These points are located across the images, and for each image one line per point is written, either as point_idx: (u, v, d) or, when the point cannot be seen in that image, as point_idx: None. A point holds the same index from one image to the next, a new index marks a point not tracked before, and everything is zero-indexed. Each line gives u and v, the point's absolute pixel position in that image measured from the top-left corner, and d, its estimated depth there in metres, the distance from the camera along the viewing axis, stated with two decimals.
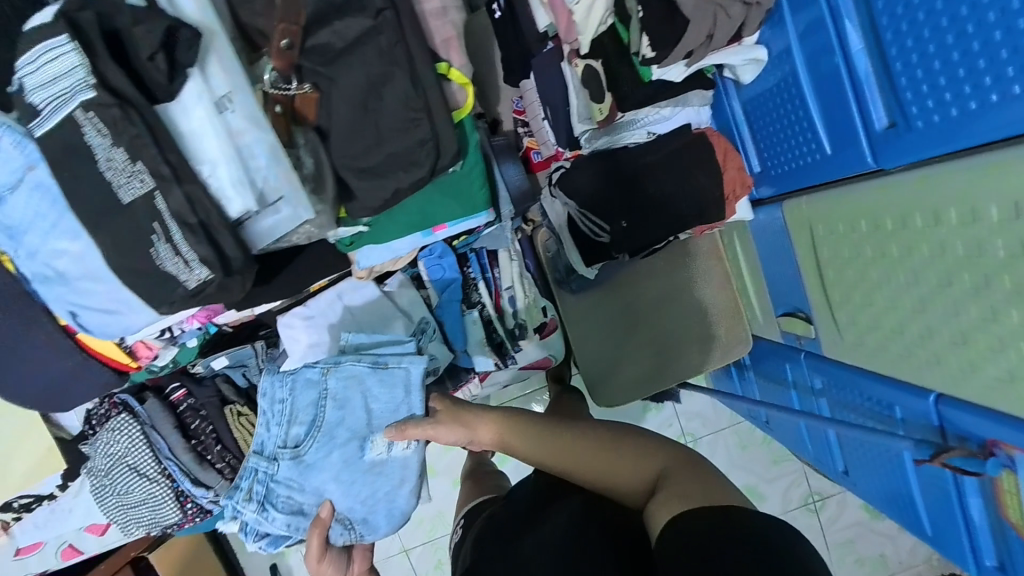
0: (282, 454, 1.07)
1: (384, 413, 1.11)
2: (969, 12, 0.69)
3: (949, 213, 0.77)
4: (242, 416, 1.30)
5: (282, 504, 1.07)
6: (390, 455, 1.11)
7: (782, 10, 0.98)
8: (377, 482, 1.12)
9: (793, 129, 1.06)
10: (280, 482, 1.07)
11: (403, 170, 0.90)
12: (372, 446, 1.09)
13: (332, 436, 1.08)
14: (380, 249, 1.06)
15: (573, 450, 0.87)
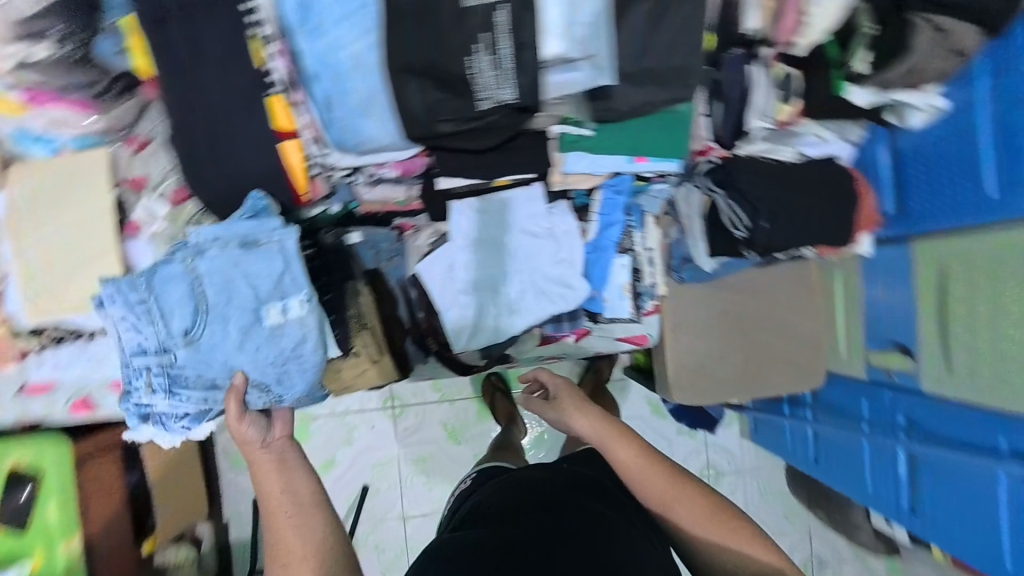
0: (162, 354, 0.97)
1: (269, 282, 1.00)
2: None
3: None
4: (363, 297, 1.26)
5: (192, 381, 0.99)
6: (287, 319, 1.02)
7: (976, 70, 1.16)
8: (278, 346, 1.02)
9: (952, 177, 1.26)
10: (176, 368, 0.97)
11: (661, 85, 0.96)
12: (267, 314, 1.01)
13: (221, 314, 0.98)
14: (585, 161, 1.10)
15: (692, 496, 1.11)
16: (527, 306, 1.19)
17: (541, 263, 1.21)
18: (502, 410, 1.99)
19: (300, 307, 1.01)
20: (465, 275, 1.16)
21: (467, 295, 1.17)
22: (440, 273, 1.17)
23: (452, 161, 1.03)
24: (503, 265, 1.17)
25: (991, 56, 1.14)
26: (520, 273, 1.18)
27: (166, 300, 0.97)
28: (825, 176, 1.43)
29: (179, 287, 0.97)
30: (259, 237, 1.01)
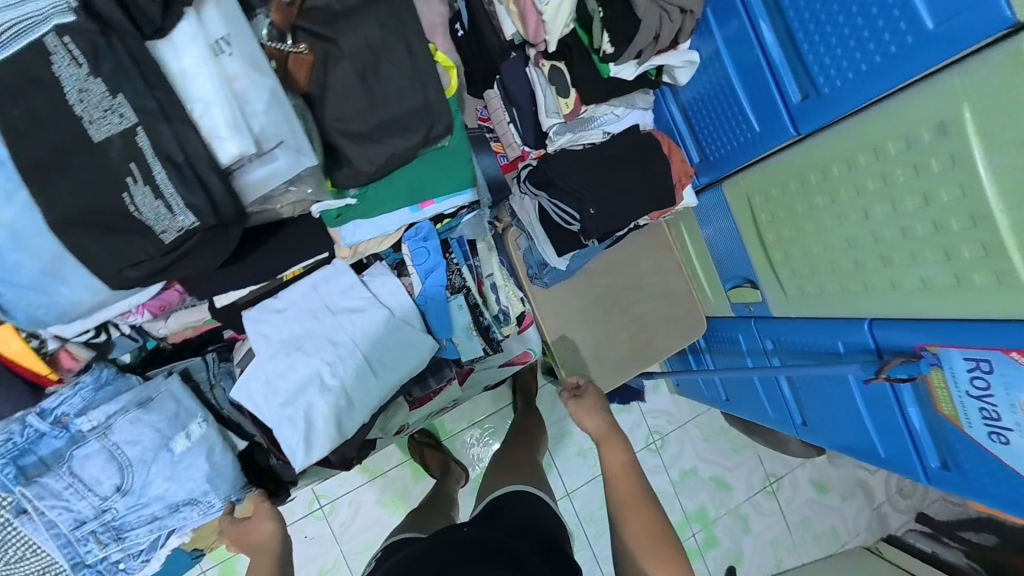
0: (64, 513, 0.96)
1: (166, 422, 1.05)
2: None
3: (860, 157, 0.97)
4: None
5: (136, 521, 1.01)
6: (193, 438, 1.07)
7: (708, 20, 1.20)
8: (184, 471, 1.05)
9: (727, 118, 1.27)
10: (86, 521, 0.97)
11: (401, 133, 0.92)
12: (178, 441, 1.05)
13: (145, 458, 1.02)
14: (368, 225, 1.02)
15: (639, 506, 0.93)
16: (370, 388, 1.12)
17: (368, 339, 1.13)
18: (435, 461, 1.94)
19: (204, 428, 1.08)
20: (288, 381, 1.05)
21: (304, 402, 1.06)
22: (262, 387, 1.05)
23: (213, 280, 0.92)
24: (328, 357, 1.09)
25: (714, 5, 1.17)
26: (353, 356, 1.11)
27: (76, 465, 0.98)
28: (631, 148, 1.47)
29: (98, 453, 0.99)
30: (147, 401, 1.05)
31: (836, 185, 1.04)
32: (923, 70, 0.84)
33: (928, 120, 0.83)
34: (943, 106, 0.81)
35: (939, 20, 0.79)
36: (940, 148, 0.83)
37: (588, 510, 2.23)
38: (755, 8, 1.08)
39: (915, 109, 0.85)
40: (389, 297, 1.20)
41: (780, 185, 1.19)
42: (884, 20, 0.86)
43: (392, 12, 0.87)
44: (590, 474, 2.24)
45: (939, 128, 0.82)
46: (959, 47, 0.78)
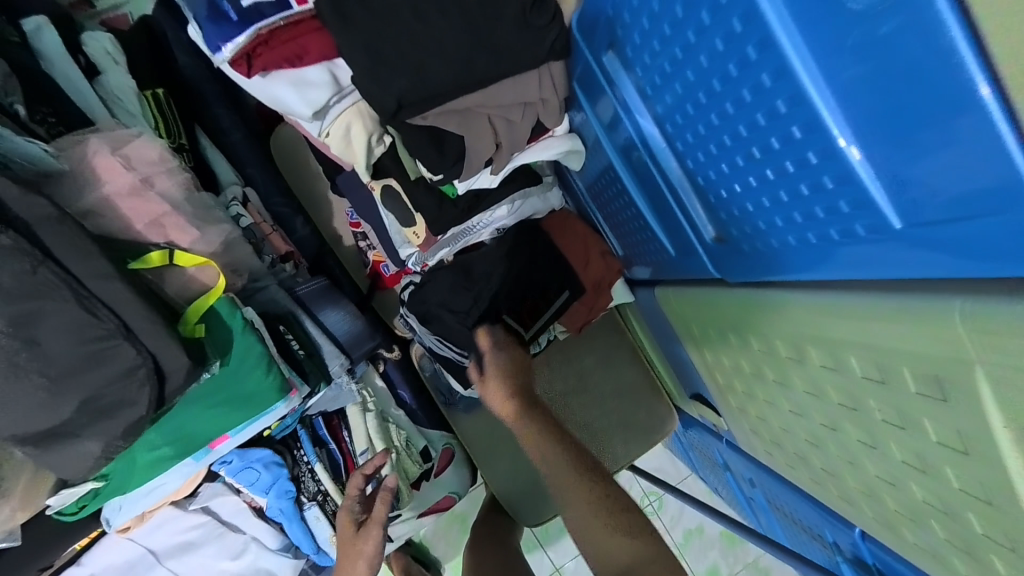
0: None
1: None
2: (751, 132, 0.49)
3: (811, 353, 0.59)
4: None
5: None
6: None
7: (578, 96, 0.80)
8: None
9: (636, 221, 0.89)
10: None
11: (108, 417, 0.65)
12: None
13: None
14: (138, 493, 0.80)
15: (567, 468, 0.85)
16: None
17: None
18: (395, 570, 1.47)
19: None
20: None
21: None
22: None
23: None
24: None
25: (579, 76, 0.76)
26: None
27: None
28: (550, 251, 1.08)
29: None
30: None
31: (783, 371, 0.66)
32: (894, 274, 0.45)
33: (907, 360, 0.45)
34: (926, 353, 0.43)
35: (909, 218, 0.38)
36: (937, 411, 0.45)
37: None
38: (626, 98, 0.67)
39: (877, 330, 0.47)
40: (234, 513, 0.98)
41: (712, 330, 0.81)
42: (810, 184, 0.46)
43: (26, 270, 0.59)
44: None
45: (927, 381, 0.44)
46: (953, 272, 0.39)
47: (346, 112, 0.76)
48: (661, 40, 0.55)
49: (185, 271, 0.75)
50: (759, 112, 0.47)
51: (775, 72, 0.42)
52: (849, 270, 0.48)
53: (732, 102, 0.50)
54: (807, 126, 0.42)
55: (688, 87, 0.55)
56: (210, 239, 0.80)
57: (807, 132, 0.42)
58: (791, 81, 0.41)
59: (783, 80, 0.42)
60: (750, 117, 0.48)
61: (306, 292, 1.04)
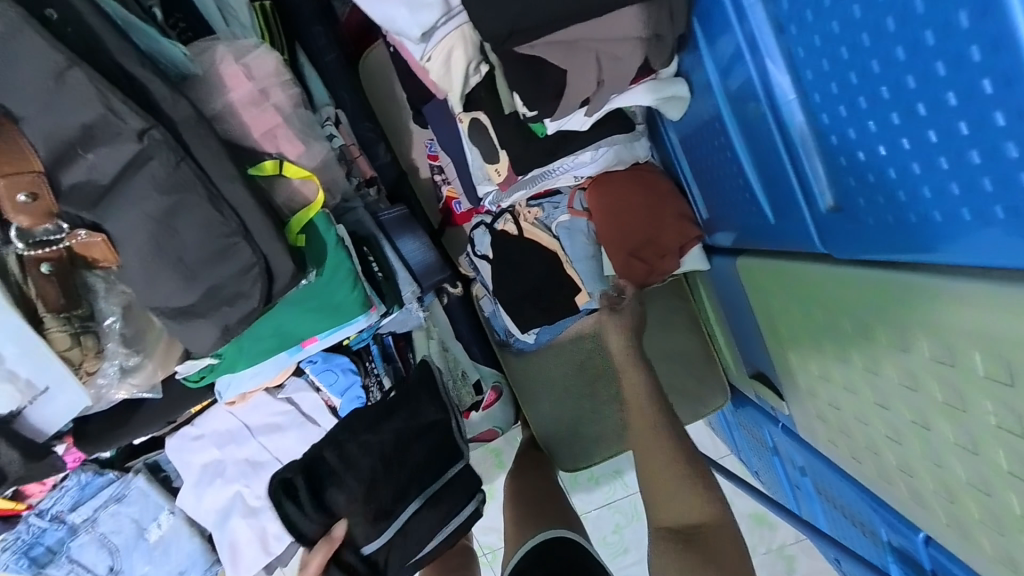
0: None
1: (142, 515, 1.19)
2: (916, 85, 0.43)
3: (920, 345, 0.55)
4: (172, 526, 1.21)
5: None
6: (167, 530, 1.21)
7: (695, 35, 0.74)
8: (164, 555, 1.20)
9: (733, 183, 0.84)
10: None
11: (228, 304, 0.75)
12: (151, 531, 1.20)
13: (128, 546, 1.18)
14: (244, 374, 0.92)
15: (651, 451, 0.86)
16: None
17: (297, 459, 1.10)
18: None
19: (172, 519, 1.21)
20: (216, 502, 1.07)
21: (231, 524, 1.07)
22: (198, 504, 1.07)
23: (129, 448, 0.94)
24: (249, 479, 1.07)
25: (700, 13, 0.71)
26: (275, 477, 1.08)
27: (73, 553, 1.16)
28: (619, 205, 1.10)
29: (97, 542, 1.17)
30: (121, 497, 1.18)
31: (878, 360, 0.63)
32: None
33: None
34: None
35: None
36: None
37: (600, 534, 1.88)
38: (757, 37, 0.60)
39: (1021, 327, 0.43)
40: (313, 408, 1.11)
41: (798, 308, 0.78)
42: (981, 151, 0.40)
43: (171, 164, 0.66)
44: (604, 497, 1.88)
45: None
46: None
47: (450, 36, 0.74)
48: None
49: (291, 182, 0.81)
50: (938, 61, 0.41)
51: (978, 10, 0.36)
52: (1000, 254, 0.43)
53: (902, 48, 0.43)
54: (1004, 79, 0.36)
55: (848, 28, 0.48)
56: (313, 154, 0.85)
57: (996, 87, 0.37)
58: (1001, 21, 0.35)
59: (988, 20, 0.36)
60: (921, 67, 0.42)
61: (388, 219, 1.09)
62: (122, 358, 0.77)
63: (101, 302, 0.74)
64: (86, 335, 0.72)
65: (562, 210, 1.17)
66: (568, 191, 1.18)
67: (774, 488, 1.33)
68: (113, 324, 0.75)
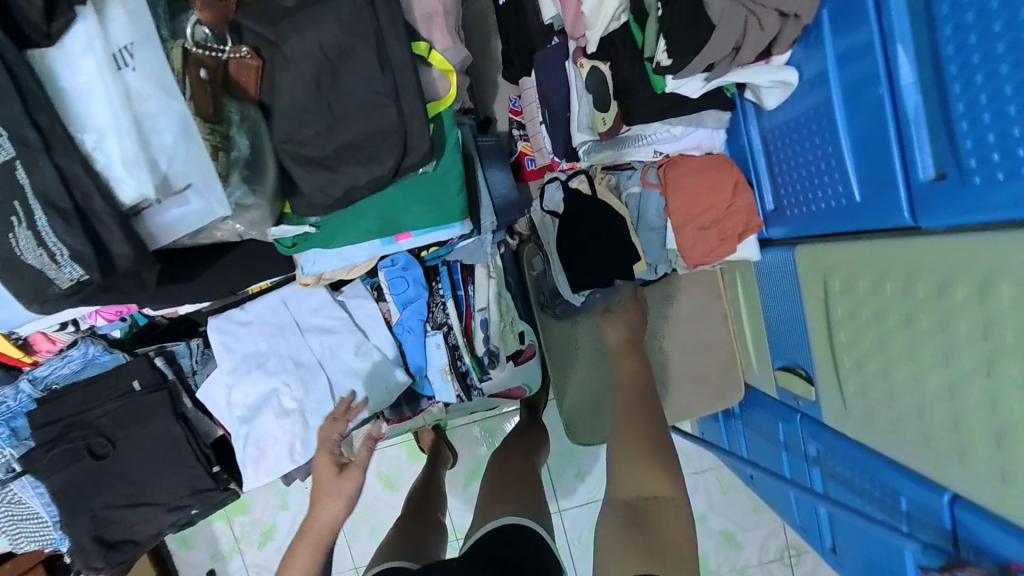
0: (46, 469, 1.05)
1: (140, 410, 1.08)
2: None
3: (999, 293, 0.66)
4: (175, 426, 1.10)
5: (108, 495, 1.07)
6: (165, 431, 1.10)
7: (821, 25, 0.84)
8: (155, 457, 1.09)
9: (818, 167, 0.94)
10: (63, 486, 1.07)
11: (361, 165, 0.76)
12: (150, 428, 1.09)
13: (116, 442, 1.07)
14: (333, 254, 0.90)
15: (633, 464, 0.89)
16: (329, 417, 1.05)
17: (340, 369, 1.08)
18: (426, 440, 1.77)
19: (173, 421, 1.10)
20: (249, 394, 1.01)
21: (261, 421, 1.02)
22: (228, 395, 1.01)
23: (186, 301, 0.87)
24: (290, 376, 1.04)
25: (833, 5, 0.81)
26: (318, 380, 1.06)
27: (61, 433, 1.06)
28: (703, 186, 1.17)
29: (38, 496, 1.07)
30: (124, 384, 1.08)
31: (948, 316, 0.74)
32: None
33: None
34: None
35: None
36: None
37: (577, 532, 2.09)
38: (894, 19, 0.71)
39: None
40: (367, 319, 1.10)
41: (865, 282, 0.89)
42: None
43: (357, 6, 0.68)
44: (587, 496, 2.09)
45: None
46: None
47: None
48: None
49: (432, 72, 0.84)
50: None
51: None
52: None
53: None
54: None
55: (986, 17, 0.59)
56: (456, 53, 0.87)
57: None
58: None
59: None
60: None
61: (483, 148, 1.12)
62: (241, 193, 0.73)
63: (235, 131, 0.72)
64: (222, 153, 0.71)
65: (635, 180, 1.26)
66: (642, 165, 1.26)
67: (761, 490, 1.41)
68: (241, 153, 0.73)
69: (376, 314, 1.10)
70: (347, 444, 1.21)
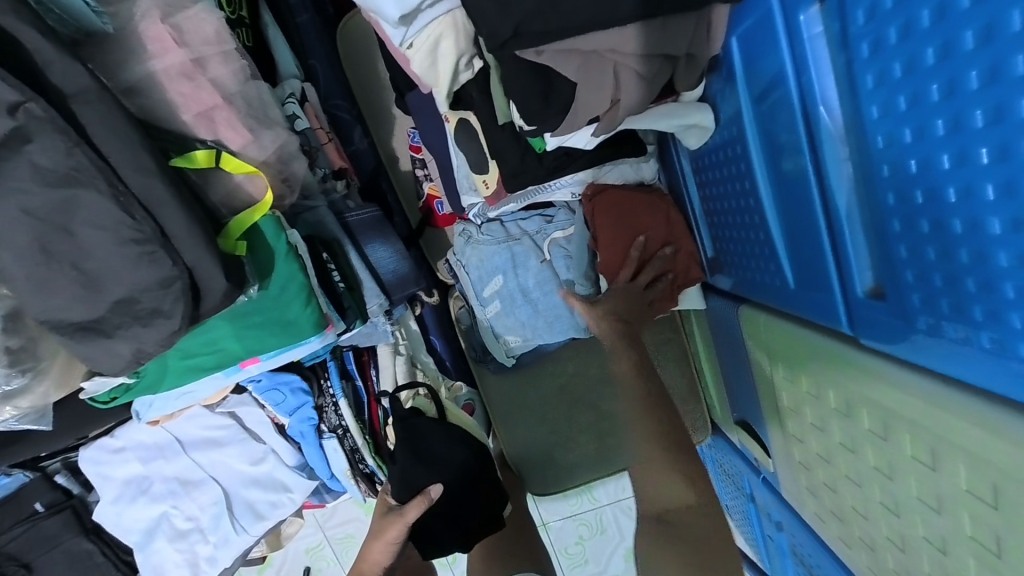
0: None
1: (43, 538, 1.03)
2: (1001, 197, 0.35)
3: (961, 470, 0.47)
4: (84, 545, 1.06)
5: None
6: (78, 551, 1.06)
7: (732, 58, 0.62)
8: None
9: (749, 231, 0.73)
10: None
11: (141, 324, 0.60)
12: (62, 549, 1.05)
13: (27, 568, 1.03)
14: (169, 395, 0.78)
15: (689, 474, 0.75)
16: (227, 535, 0.97)
17: (236, 481, 0.98)
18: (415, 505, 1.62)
19: (87, 540, 1.07)
20: (139, 521, 0.95)
21: (157, 546, 0.95)
22: (116, 524, 0.94)
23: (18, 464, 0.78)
24: (178, 498, 0.96)
25: (743, 31, 0.58)
26: (211, 498, 0.97)
27: None
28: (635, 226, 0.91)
29: None
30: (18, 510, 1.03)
31: (896, 466, 0.55)
32: None
33: None
34: None
35: None
36: None
37: (563, 544, 1.77)
38: (809, 71, 0.50)
39: None
40: (258, 423, 0.98)
41: (806, 383, 0.69)
42: None
43: (60, 148, 0.52)
44: (570, 509, 1.75)
45: None
46: None
47: (438, 22, 0.61)
48: (904, 26, 0.39)
49: (233, 177, 0.68)
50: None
51: None
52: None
53: (988, 149, 0.35)
54: None
55: (921, 106, 0.39)
56: (264, 144, 0.71)
57: None
58: None
59: None
60: (1013, 176, 0.34)
61: (356, 220, 0.95)
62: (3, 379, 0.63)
63: None
64: None
65: (557, 226, 1.04)
66: (563, 206, 1.05)
67: (738, 531, 1.26)
68: None
69: (264, 420, 0.97)
70: (271, 538, 1.13)
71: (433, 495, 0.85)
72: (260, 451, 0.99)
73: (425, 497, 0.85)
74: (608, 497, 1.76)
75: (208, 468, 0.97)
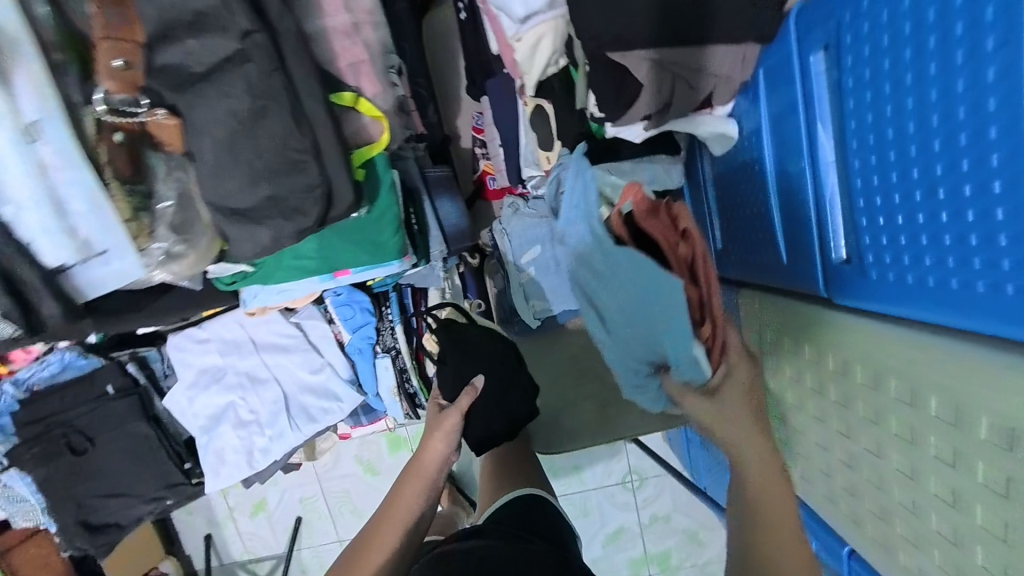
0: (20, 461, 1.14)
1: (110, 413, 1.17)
2: (923, 176, 0.56)
3: (890, 382, 0.64)
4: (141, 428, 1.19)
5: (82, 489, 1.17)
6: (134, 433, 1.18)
7: (758, 84, 0.82)
8: (125, 458, 1.19)
9: (756, 221, 0.93)
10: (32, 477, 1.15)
11: (285, 218, 0.78)
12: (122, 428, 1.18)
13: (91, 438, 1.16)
14: (273, 289, 0.95)
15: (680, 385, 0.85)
16: (280, 431, 1.11)
17: (294, 384, 1.13)
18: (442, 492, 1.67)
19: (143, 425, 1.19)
20: (206, 407, 1.09)
21: (219, 430, 1.10)
22: (187, 407, 1.09)
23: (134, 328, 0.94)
24: (245, 391, 1.10)
25: (767, 65, 0.79)
26: (272, 396, 1.11)
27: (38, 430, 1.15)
28: None
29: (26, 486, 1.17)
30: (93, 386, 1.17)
31: (850, 394, 0.73)
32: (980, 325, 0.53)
33: (938, 391, 0.57)
34: (960, 390, 0.55)
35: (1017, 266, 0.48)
36: (946, 435, 0.57)
37: None
38: (813, 97, 0.71)
39: (943, 368, 0.57)
40: (321, 338, 1.14)
41: (788, 343, 0.87)
42: (954, 236, 0.54)
43: (266, 69, 0.70)
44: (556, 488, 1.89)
45: (946, 408, 0.57)
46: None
47: (545, 24, 0.81)
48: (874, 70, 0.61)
49: (361, 118, 0.85)
50: (941, 162, 0.54)
51: (975, 134, 0.49)
52: (959, 315, 0.55)
53: (918, 146, 0.56)
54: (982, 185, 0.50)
55: (881, 121, 0.61)
56: (387, 97, 0.90)
57: (977, 191, 0.50)
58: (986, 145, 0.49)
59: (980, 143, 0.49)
60: (930, 162, 0.55)
61: (432, 176, 1.14)
62: (170, 243, 0.81)
63: (158, 185, 0.78)
64: (144, 212, 0.78)
65: None
66: None
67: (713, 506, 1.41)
68: (167, 207, 0.78)
69: (327, 335, 1.13)
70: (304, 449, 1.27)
71: (479, 385, 0.98)
72: (318, 362, 1.14)
73: (474, 388, 0.97)
74: (594, 482, 1.89)
75: (273, 370, 1.12)
